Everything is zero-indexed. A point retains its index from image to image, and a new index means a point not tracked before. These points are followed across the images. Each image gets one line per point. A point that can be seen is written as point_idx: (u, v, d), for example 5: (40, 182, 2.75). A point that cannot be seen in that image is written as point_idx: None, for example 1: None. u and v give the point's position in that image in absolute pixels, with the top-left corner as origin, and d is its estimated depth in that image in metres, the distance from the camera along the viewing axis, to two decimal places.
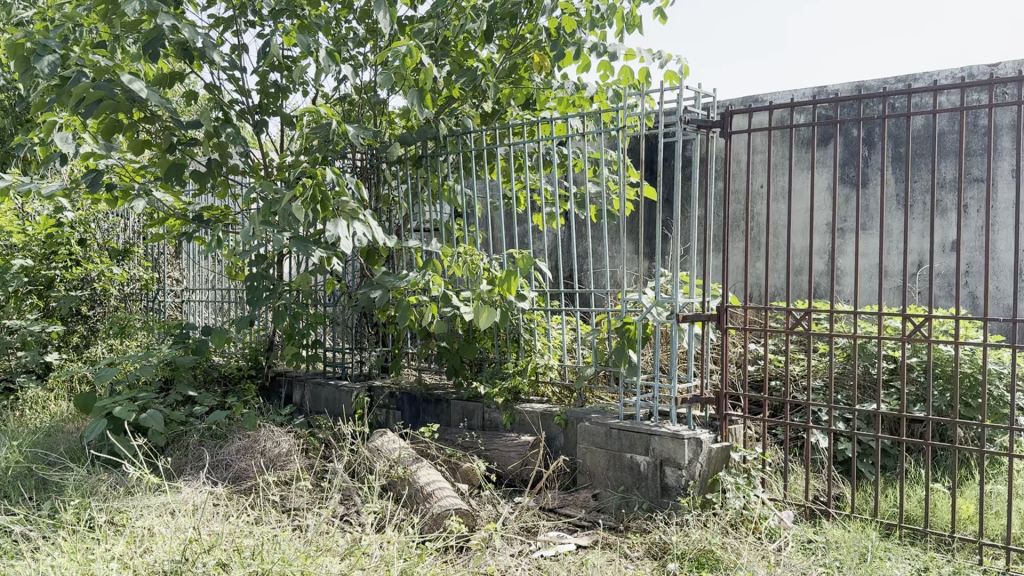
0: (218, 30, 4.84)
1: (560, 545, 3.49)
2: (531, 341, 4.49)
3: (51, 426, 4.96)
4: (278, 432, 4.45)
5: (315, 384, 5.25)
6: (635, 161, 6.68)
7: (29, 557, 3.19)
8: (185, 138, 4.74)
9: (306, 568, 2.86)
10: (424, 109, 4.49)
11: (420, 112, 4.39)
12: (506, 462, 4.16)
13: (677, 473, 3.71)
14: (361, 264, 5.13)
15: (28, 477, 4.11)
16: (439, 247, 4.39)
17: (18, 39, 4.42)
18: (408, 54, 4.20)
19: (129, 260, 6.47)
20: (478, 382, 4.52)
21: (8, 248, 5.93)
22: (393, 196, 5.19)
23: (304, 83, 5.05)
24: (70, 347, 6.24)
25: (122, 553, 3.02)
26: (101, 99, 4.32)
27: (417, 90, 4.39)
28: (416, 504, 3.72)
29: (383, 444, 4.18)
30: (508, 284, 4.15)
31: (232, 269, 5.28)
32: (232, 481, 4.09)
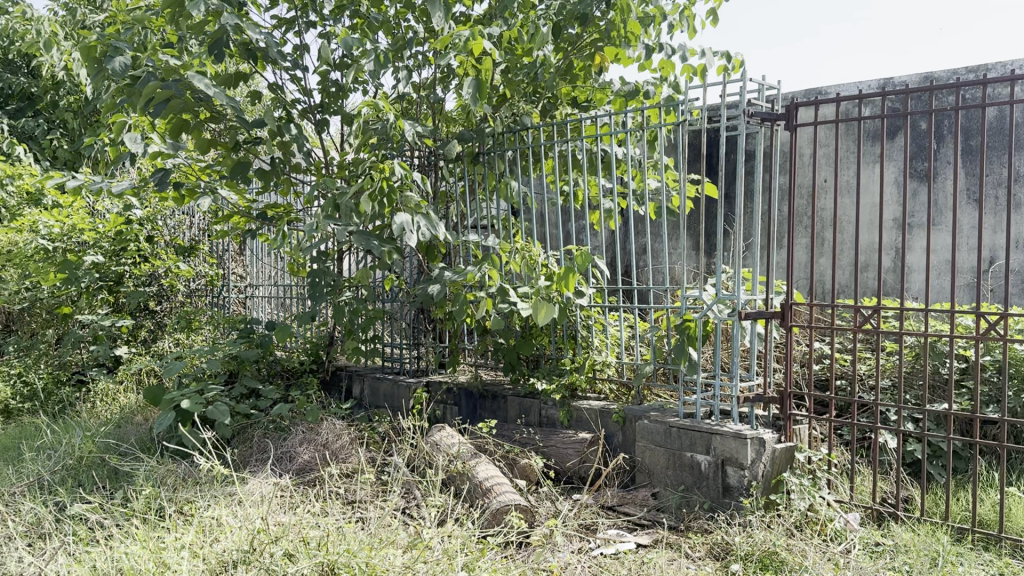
0: (281, 30, 4.92)
1: (620, 544, 3.46)
2: (589, 338, 4.46)
3: (122, 417, 5.12)
4: (339, 426, 4.52)
5: (374, 378, 5.31)
6: (696, 156, 6.62)
7: (104, 544, 3.29)
8: (250, 137, 4.84)
9: (370, 560, 2.89)
10: (481, 104, 4.43)
11: (475, 103, 4.35)
12: (564, 459, 4.13)
13: (740, 473, 3.64)
14: (419, 260, 5.16)
15: (101, 466, 4.25)
16: (498, 242, 4.38)
17: (90, 42, 4.55)
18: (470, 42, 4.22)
19: (195, 257, 6.63)
20: (535, 378, 4.50)
21: (82, 245, 6.13)
22: (451, 193, 5.21)
23: (364, 83, 5.11)
24: (138, 341, 6.42)
25: (192, 542, 3.11)
26: (169, 99, 4.42)
27: (475, 80, 4.38)
28: (475, 500, 3.72)
29: (442, 439, 4.20)
30: (567, 281, 4.06)
31: (294, 266, 5.38)
32: (297, 473, 4.16)
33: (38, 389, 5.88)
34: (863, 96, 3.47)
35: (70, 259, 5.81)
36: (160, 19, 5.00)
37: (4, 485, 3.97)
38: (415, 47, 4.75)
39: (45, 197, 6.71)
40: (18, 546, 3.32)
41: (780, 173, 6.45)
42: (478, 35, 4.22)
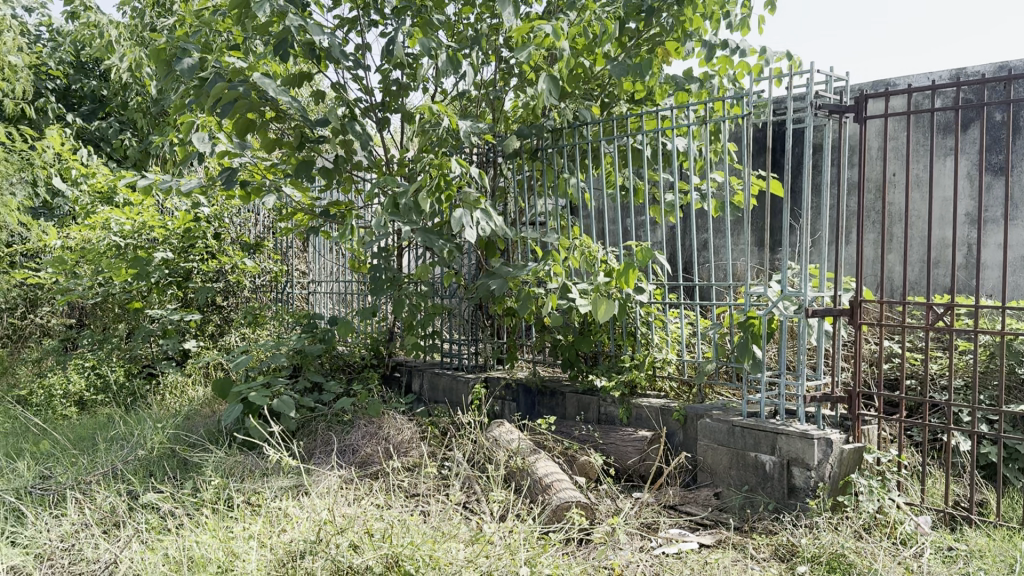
0: (343, 30, 4.98)
1: (683, 543, 3.42)
2: (649, 335, 4.38)
3: (191, 409, 5.26)
4: (400, 420, 4.57)
5: (433, 373, 5.35)
6: (760, 150, 6.51)
7: (175, 533, 3.39)
8: (313, 136, 4.92)
9: (434, 553, 2.92)
10: (555, 101, 4.42)
11: (551, 98, 4.31)
12: (624, 457, 4.09)
13: (806, 474, 3.56)
14: (478, 256, 5.17)
15: (172, 457, 4.37)
16: (558, 237, 4.34)
17: (160, 45, 4.68)
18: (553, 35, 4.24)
19: (260, 254, 6.76)
20: (594, 376, 4.46)
21: (152, 242, 6.31)
22: (509, 190, 5.20)
23: (424, 81, 5.15)
24: (206, 335, 6.60)
25: (261, 532, 3.19)
26: (236, 99, 4.51)
27: (551, 77, 4.37)
28: (535, 496, 3.72)
29: (501, 434, 4.21)
30: (627, 277, 4.02)
31: (355, 263, 5.47)
32: (359, 466, 4.23)
33: (112, 381, 6.04)
34: (938, 87, 3.35)
35: (141, 256, 5.98)
36: (227, 21, 5.12)
37: (80, 474, 4.10)
38: (477, 44, 4.77)
39: (117, 195, 6.92)
40: (95, 533, 3.44)
41: (848, 166, 6.30)
42: (547, 30, 4.25)
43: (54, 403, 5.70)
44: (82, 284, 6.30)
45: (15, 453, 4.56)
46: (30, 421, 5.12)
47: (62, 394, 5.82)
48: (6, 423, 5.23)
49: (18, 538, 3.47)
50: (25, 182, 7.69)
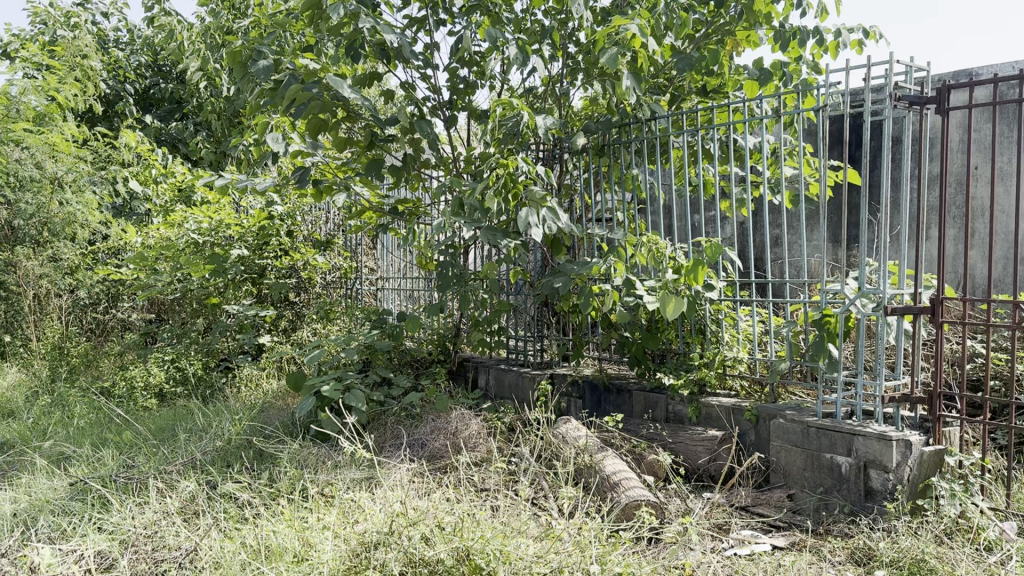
0: (412, 30, 5.04)
1: (755, 545, 3.36)
2: (719, 333, 4.29)
3: (265, 401, 5.40)
4: (468, 415, 4.61)
5: (499, 370, 5.37)
6: (836, 142, 6.37)
7: (253, 523, 3.50)
8: (383, 135, 5.00)
9: (505, 548, 2.94)
10: (637, 98, 4.33)
11: (634, 96, 4.22)
12: (693, 457, 4.04)
13: (884, 476, 3.46)
14: (545, 253, 5.16)
15: (248, 448, 4.49)
16: (625, 234, 4.24)
17: (236, 47, 4.81)
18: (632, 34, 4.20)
19: (331, 250, 6.88)
20: (662, 374, 4.39)
21: (227, 240, 6.50)
22: (576, 186, 5.17)
23: (491, 78, 5.16)
24: (279, 330, 6.77)
25: (336, 524, 3.26)
26: (309, 100, 4.61)
27: (633, 73, 4.31)
28: (603, 494, 3.70)
29: (568, 431, 4.20)
30: (696, 274, 3.88)
31: (422, 259, 5.52)
32: (429, 460, 4.28)
33: (190, 374, 6.23)
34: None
35: (218, 253, 6.17)
36: (299, 23, 5.23)
37: (162, 464, 4.25)
38: (544, 40, 4.76)
39: (194, 193, 7.14)
40: (176, 521, 3.56)
41: (930, 159, 6.10)
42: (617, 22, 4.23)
43: (136, 394, 5.90)
44: (163, 280, 6.54)
45: (101, 442, 4.74)
46: (114, 412, 5.33)
47: (143, 386, 6.03)
48: (91, 414, 5.45)
49: (104, 524, 3.61)
50: (107, 182, 8.01)
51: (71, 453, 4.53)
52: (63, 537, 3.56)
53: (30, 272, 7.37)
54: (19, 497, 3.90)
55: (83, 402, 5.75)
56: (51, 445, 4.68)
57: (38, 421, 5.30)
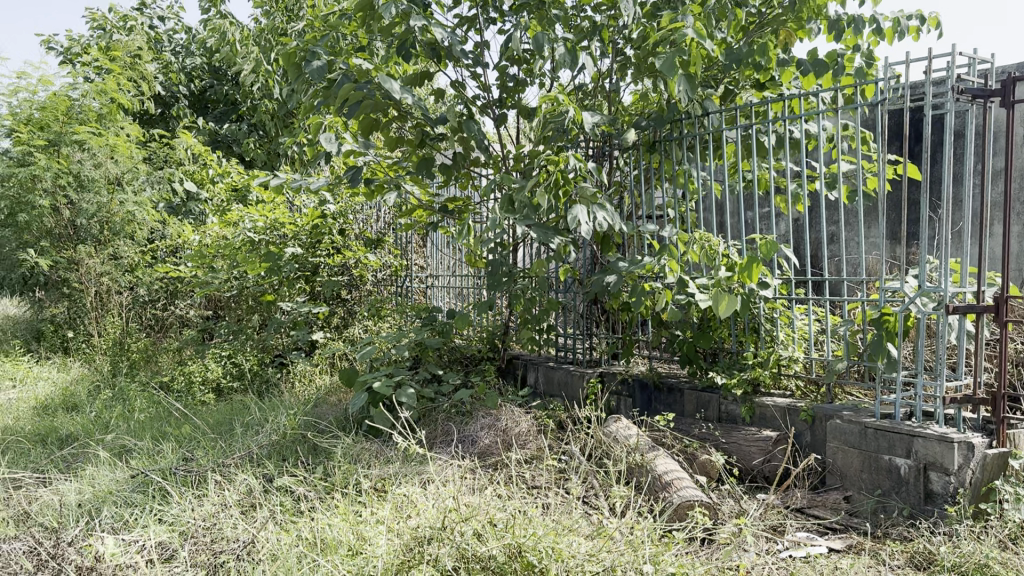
0: (463, 29, 5.07)
1: (811, 547, 3.31)
2: (774, 332, 4.23)
3: (319, 397, 5.49)
4: (518, 413, 4.63)
5: (548, 367, 5.36)
6: (896, 136, 6.23)
7: (308, 516, 3.56)
8: (434, 133, 5.04)
9: (557, 546, 2.94)
10: (691, 98, 4.24)
11: (687, 97, 4.12)
12: (747, 458, 3.99)
13: (945, 479, 3.38)
14: (594, 250, 5.14)
15: (303, 443, 4.57)
16: (677, 230, 4.17)
17: (291, 49, 4.90)
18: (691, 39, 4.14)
19: (381, 248, 6.97)
20: (715, 372, 4.33)
21: (282, 238, 6.62)
22: (626, 183, 5.14)
23: (541, 75, 5.16)
24: (332, 327, 6.87)
25: (389, 518, 3.30)
26: (362, 100, 4.67)
27: (687, 76, 4.20)
28: (655, 493, 3.67)
29: (618, 430, 4.17)
30: (751, 271, 3.81)
31: (472, 257, 5.55)
32: (479, 457, 4.30)
33: (246, 369, 6.36)
34: None
35: (272, 251, 6.29)
36: (351, 24, 5.31)
37: (220, 457, 4.35)
38: (594, 37, 4.76)
39: (250, 193, 7.31)
40: (234, 513, 3.63)
41: (994, 154, 5.92)
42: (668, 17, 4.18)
43: (194, 389, 6.04)
44: (220, 278, 6.69)
45: (161, 436, 4.87)
46: (173, 407, 5.46)
47: (201, 381, 6.17)
48: (151, 408, 5.59)
49: (165, 515, 3.70)
50: (164, 182, 8.21)
51: (132, 445, 4.66)
52: (126, 528, 3.66)
53: (93, 269, 7.61)
54: (84, 488, 4.02)
55: (144, 396, 5.91)
56: (113, 437, 4.82)
57: (101, 414, 5.46)
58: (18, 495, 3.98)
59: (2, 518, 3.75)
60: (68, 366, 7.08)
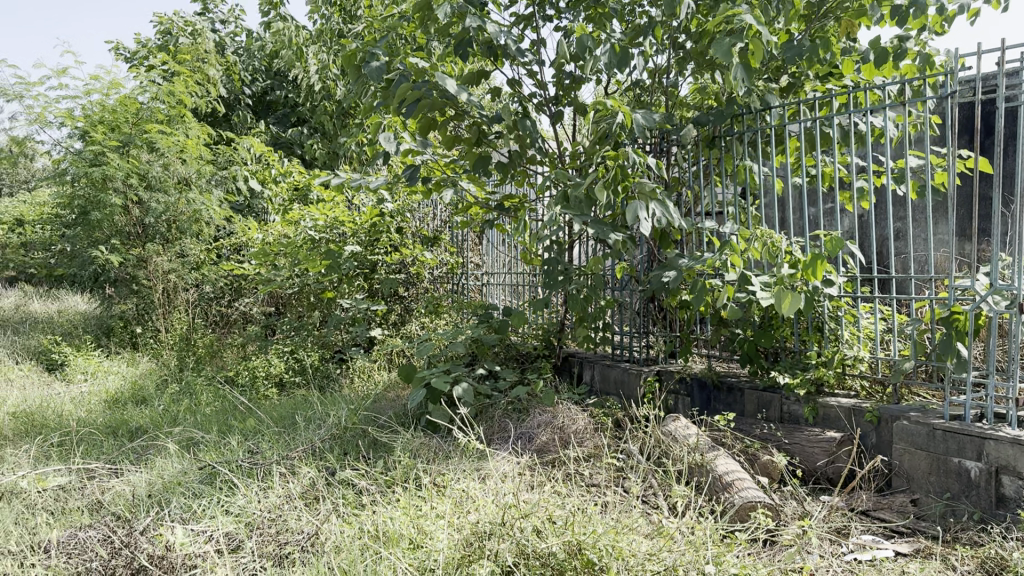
0: (519, 27, 5.10)
1: (877, 550, 3.24)
2: (838, 331, 4.15)
3: (378, 393, 5.57)
4: (575, 410, 4.63)
5: (605, 365, 5.35)
6: (968, 129, 6.05)
7: (370, 510, 3.63)
8: (491, 131, 5.06)
9: (617, 544, 2.93)
10: (747, 87, 4.18)
11: (743, 86, 4.05)
12: (811, 459, 3.89)
13: (1018, 484, 3.26)
14: (652, 247, 5.10)
15: (363, 437, 4.65)
16: (738, 226, 4.09)
17: (351, 50, 4.96)
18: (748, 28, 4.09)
19: (438, 246, 7.05)
20: (777, 371, 4.26)
21: (341, 237, 6.76)
22: (685, 179, 5.09)
23: (597, 72, 5.15)
24: (390, 324, 6.97)
25: (449, 513, 3.34)
26: (419, 99, 4.71)
27: (743, 64, 4.14)
28: (715, 494, 3.63)
29: (677, 429, 4.14)
30: (815, 269, 3.71)
31: (527, 255, 5.56)
32: (537, 454, 4.31)
33: (307, 364, 6.49)
34: None
35: (333, 248, 6.41)
36: (409, 24, 5.38)
37: (284, 450, 4.45)
38: (649, 34, 4.74)
39: (311, 193, 7.47)
40: (298, 506, 3.71)
41: None
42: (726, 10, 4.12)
43: (258, 383, 6.18)
44: (282, 275, 6.85)
45: (227, 429, 5.00)
46: (238, 401, 5.60)
47: (264, 375, 6.32)
48: (217, 402, 5.75)
49: (231, 506, 3.80)
50: (228, 181, 8.42)
51: (200, 438, 4.79)
52: (194, 518, 3.76)
53: (160, 267, 7.85)
54: (154, 479, 4.14)
55: (210, 390, 6.07)
56: (181, 430, 4.96)
57: (169, 407, 5.63)
58: (92, 485, 4.12)
59: (77, 507, 3.89)
60: (137, 361, 7.32)
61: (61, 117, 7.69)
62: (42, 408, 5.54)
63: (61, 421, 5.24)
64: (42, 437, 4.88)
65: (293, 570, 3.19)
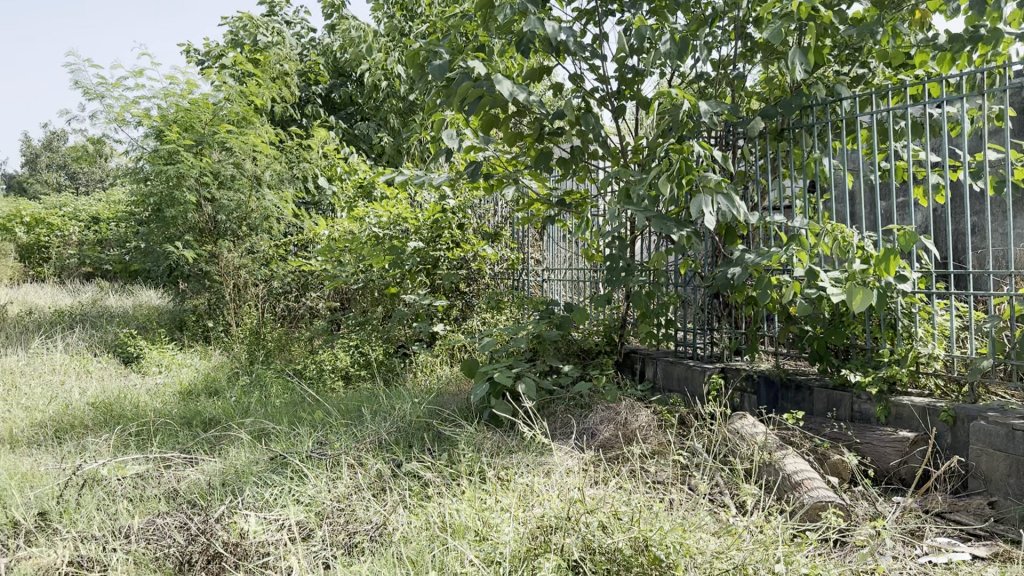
0: (581, 22, 5.08)
1: (952, 553, 3.16)
2: (912, 328, 4.04)
3: (440, 387, 5.64)
4: (638, 406, 4.61)
5: (668, 362, 5.32)
6: None
7: (435, 501, 3.68)
8: (553, 127, 5.06)
9: (685, 541, 2.91)
10: (807, 72, 4.15)
11: (800, 73, 4.01)
12: (884, 459, 3.81)
13: None
14: (717, 243, 5.04)
15: (427, 430, 4.73)
16: (807, 221, 4.01)
17: (414, 49, 5.02)
18: (798, 6, 4.02)
19: (499, 242, 7.11)
20: (847, 369, 4.18)
21: (404, 232, 6.86)
22: (751, 173, 5.01)
23: (661, 66, 5.11)
24: (451, 319, 7.05)
25: (514, 506, 3.37)
26: (482, 96, 4.73)
27: (801, 48, 4.10)
28: (784, 493, 3.58)
29: (744, 427, 4.09)
30: (888, 265, 3.61)
31: (589, 251, 5.55)
32: (600, 450, 4.31)
33: (372, 358, 6.60)
34: None
35: (396, 244, 6.52)
36: (472, 22, 5.42)
37: (351, 441, 4.53)
38: (713, 25, 4.68)
39: (375, 189, 7.61)
40: (366, 496, 3.80)
41: None
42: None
43: (324, 376, 6.31)
44: (347, 271, 7.00)
45: (297, 420, 5.13)
46: (305, 393, 5.73)
47: (331, 368, 6.45)
48: (286, 394, 5.89)
49: (302, 495, 3.89)
50: (296, 180, 8.62)
51: (271, 429, 4.92)
52: (267, 506, 3.86)
53: (231, 263, 8.08)
54: (228, 469, 4.27)
55: (278, 382, 6.23)
56: (253, 421, 5.10)
57: (240, 399, 5.80)
58: (168, 473, 4.26)
59: (155, 495, 4.04)
60: (208, 354, 7.55)
61: (138, 117, 7.96)
62: (119, 398, 5.75)
63: (139, 412, 5.43)
64: (121, 427, 5.07)
65: (363, 559, 3.26)
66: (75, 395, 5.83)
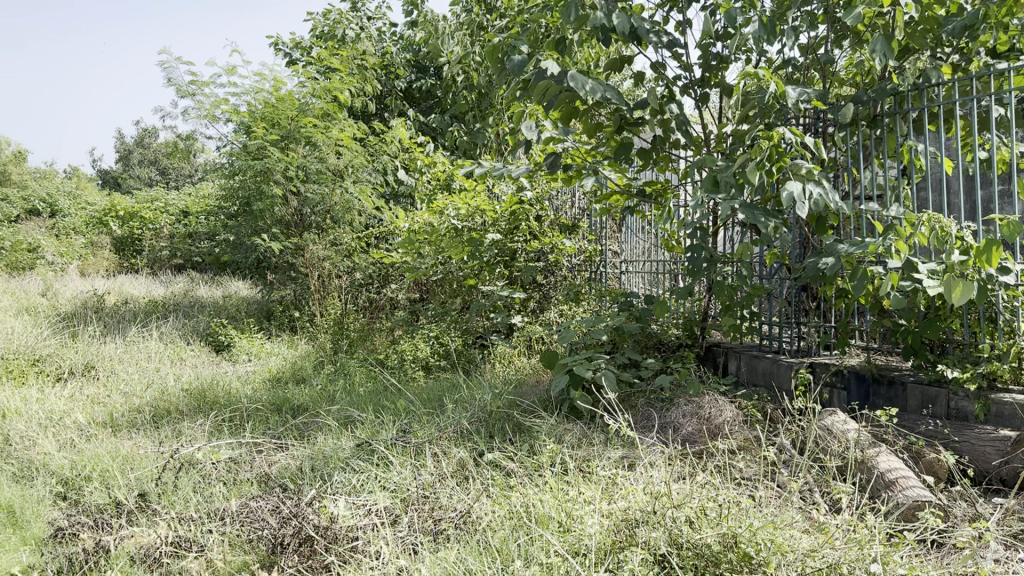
0: (664, 9, 5.02)
1: None
2: (1015, 322, 3.92)
3: (519, 378, 5.67)
4: (722, 400, 4.54)
5: (751, 356, 5.21)
6: None
7: (519, 491, 3.71)
8: (635, 117, 5.01)
9: (776, 538, 2.85)
10: (892, 60, 3.98)
11: (882, 61, 3.88)
12: (984, 459, 3.67)
13: None
14: (805, 234, 4.92)
15: (509, 421, 4.76)
16: (903, 210, 3.86)
17: (493, 43, 5.01)
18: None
19: (577, 233, 7.10)
20: (944, 365, 4.03)
21: (483, 225, 6.91)
22: (840, 162, 4.87)
23: (746, 52, 5.01)
24: (529, 310, 7.08)
25: (598, 498, 3.36)
26: (562, 89, 4.69)
27: (885, 34, 3.95)
28: (877, 492, 3.48)
29: (834, 424, 3.99)
30: (990, 255, 3.42)
31: (669, 241, 5.48)
32: (683, 444, 4.26)
33: (450, 349, 6.69)
34: None
35: (474, 237, 6.59)
36: (553, 12, 5.39)
37: (434, 431, 4.61)
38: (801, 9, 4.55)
39: (453, 182, 7.69)
40: (450, 485, 3.85)
41: None
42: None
43: (406, 366, 6.42)
44: (426, 263, 7.10)
45: (381, 408, 5.24)
46: (388, 382, 5.85)
47: (412, 358, 6.57)
48: (369, 382, 6.03)
49: (388, 482, 3.98)
50: (376, 173, 8.79)
51: (356, 417, 5.04)
52: (355, 492, 3.97)
53: (315, 255, 8.29)
54: (316, 454, 4.40)
55: (361, 371, 6.37)
56: (339, 409, 5.24)
57: (325, 387, 5.96)
58: (260, 458, 4.41)
59: (248, 479, 4.18)
60: (294, 343, 7.77)
61: (227, 113, 8.22)
62: (211, 385, 5.98)
63: (231, 398, 5.65)
64: (215, 413, 5.27)
65: (449, 546, 3.32)
66: (170, 382, 6.09)
